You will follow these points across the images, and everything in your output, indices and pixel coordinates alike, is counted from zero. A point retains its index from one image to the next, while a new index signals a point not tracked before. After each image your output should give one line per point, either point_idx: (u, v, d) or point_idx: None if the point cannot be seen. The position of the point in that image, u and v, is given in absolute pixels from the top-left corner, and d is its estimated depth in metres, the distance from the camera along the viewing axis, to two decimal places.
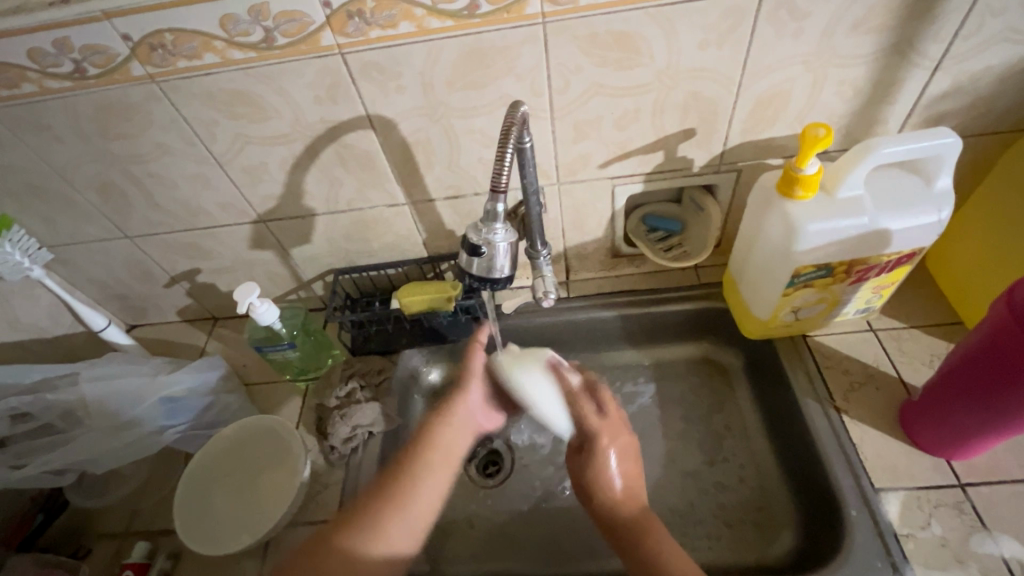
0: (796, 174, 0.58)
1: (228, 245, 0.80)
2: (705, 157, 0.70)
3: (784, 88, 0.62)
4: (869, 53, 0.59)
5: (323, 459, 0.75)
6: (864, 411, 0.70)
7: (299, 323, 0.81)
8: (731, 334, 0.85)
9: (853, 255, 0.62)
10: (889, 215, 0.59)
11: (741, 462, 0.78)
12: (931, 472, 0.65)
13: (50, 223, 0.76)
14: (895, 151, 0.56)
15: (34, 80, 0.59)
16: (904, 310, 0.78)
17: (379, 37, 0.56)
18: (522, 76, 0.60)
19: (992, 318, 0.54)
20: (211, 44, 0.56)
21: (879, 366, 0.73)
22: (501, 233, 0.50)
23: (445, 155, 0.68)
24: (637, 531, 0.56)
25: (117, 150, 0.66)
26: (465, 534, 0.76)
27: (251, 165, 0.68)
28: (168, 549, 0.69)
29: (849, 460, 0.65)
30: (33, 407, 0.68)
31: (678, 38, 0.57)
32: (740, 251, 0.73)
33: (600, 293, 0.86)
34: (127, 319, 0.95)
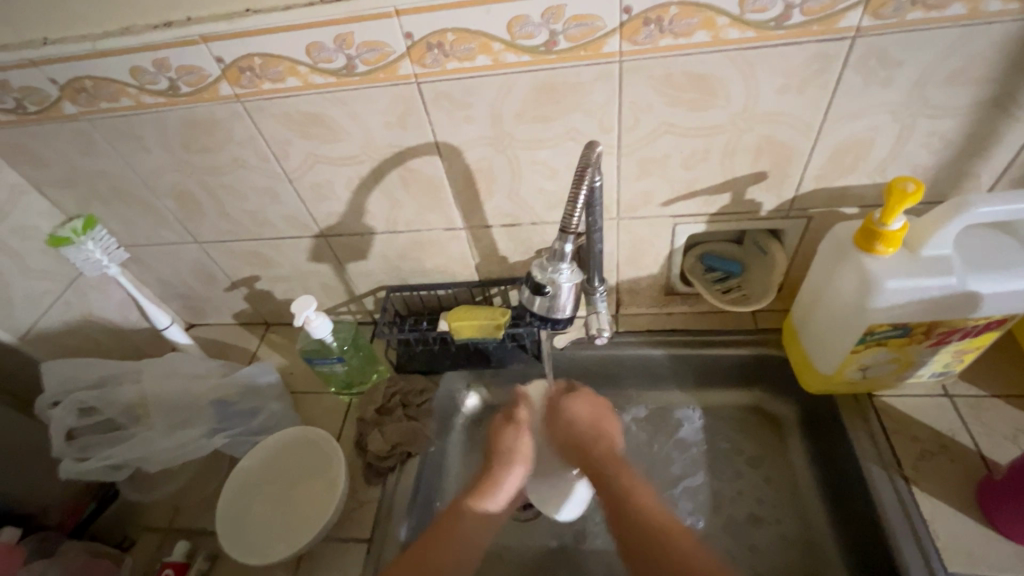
0: (879, 230, 0.55)
1: (288, 256, 0.82)
2: (775, 201, 0.68)
3: (867, 136, 0.59)
4: (965, 105, 0.56)
5: (361, 476, 0.75)
6: (935, 483, 0.65)
7: (349, 338, 0.82)
8: (787, 384, 0.80)
9: (935, 316, 0.58)
10: (980, 279, 0.55)
11: (792, 523, 0.73)
12: (1013, 561, 0.59)
13: (129, 225, 0.81)
14: (993, 211, 0.52)
15: (132, 95, 0.62)
16: (984, 376, 0.72)
17: (455, 69, 0.57)
18: (591, 112, 0.59)
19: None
20: (295, 69, 0.58)
21: (954, 436, 0.68)
22: (566, 273, 0.49)
23: (506, 183, 0.68)
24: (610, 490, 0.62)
25: (197, 162, 0.70)
26: (496, 568, 0.75)
27: (319, 183, 0.70)
28: (207, 550, 0.71)
29: (918, 538, 0.60)
30: (100, 401, 0.72)
31: (757, 82, 0.56)
32: (805, 300, 0.70)
33: (651, 330, 0.84)
34: (187, 319, 0.99)
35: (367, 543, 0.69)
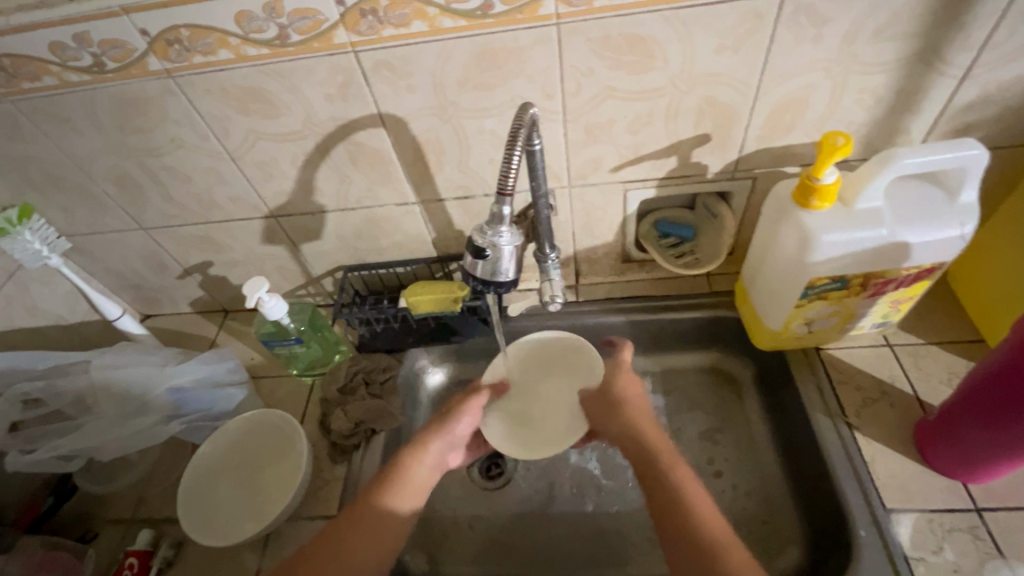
0: (813, 184, 0.57)
1: (240, 239, 0.81)
2: (720, 163, 0.69)
3: (803, 93, 0.61)
4: (893, 60, 0.57)
5: (326, 455, 0.75)
6: (875, 428, 0.68)
7: (307, 319, 0.81)
8: (741, 344, 0.83)
9: (870, 268, 0.60)
10: (909, 228, 0.57)
11: (747, 475, 0.76)
12: (945, 495, 0.63)
13: (69, 213, 0.78)
14: (917, 162, 0.54)
15: (56, 73, 0.60)
16: (922, 326, 0.76)
17: (391, 36, 0.56)
18: (533, 77, 0.59)
19: (988, 368, 0.55)
20: (225, 40, 0.56)
21: (894, 383, 0.71)
22: (506, 236, 0.49)
23: (454, 155, 0.68)
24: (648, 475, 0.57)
25: (133, 143, 0.67)
26: (465, 537, 0.76)
27: (263, 161, 0.69)
28: (171, 537, 0.70)
29: (859, 479, 0.64)
30: (45, 393, 0.70)
31: (693, 42, 0.56)
32: (752, 260, 0.71)
33: (610, 298, 0.85)
34: (142, 310, 0.96)
35: (333, 519, 0.69)
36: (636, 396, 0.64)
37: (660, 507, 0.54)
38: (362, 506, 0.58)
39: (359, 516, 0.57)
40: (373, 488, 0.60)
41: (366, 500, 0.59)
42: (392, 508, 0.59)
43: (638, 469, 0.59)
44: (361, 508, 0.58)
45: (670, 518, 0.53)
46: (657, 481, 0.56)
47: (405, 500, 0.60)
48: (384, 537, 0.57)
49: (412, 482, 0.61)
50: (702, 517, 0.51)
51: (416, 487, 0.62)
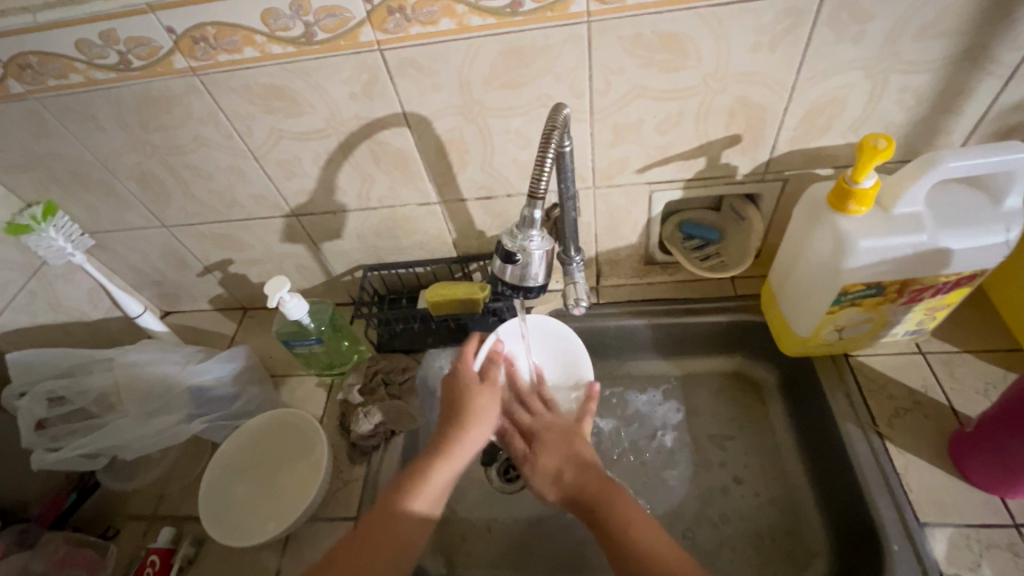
0: (850, 188, 0.55)
1: (260, 237, 0.80)
2: (750, 165, 0.67)
3: (840, 93, 0.59)
4: (937, 59, 0.55)
5: (345, 456, 0.75)
6: (908, 439, 0.66)
7: (328, 318, 0.80)
8: (766, 349, 0.81)
9: (907, 274, 0.58)
10: (950, 234, 0.55)
11: (771, 483, 0.75)
12: (982, 509, 0.61)
13: (92, 210, 0.78)
14: (962, 166, 0.52)
15: (82, 71, 0.60)
16: (956, 333, 0.73)
17: (418, 34, 0.55)
18: (562, 76, 0.58)
19: None
20: (251, 38, 0.56)
21: (927, 393, 0.69)
22: (536, 240, 0.48)
23: (478, 155, 0.67)
24: (598, 498, 0.56)
25: (156, 141, 0.67)
26: (484, 540, 0.75)
27: (286, 160, 0.68)
28: (192, 535, 0.71)
29: (892, 491, 0.62)
30: (69, 391, 0.70)
31: (728, 40, 0.55)
32: (782, 264, 0.69)
33: (632, 301, 0.84)
34: (162, 306, 0.97)
35: (352, 521, 0.69)
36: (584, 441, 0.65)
37: (611, 533, 0.52)
38: (391, 505, 0.56)
39: (388, 517, 0.56)
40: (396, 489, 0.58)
41: (384, 505, 0.57)
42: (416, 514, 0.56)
43: (586, 515, 0.56)
44: (388, 507, 0.56)
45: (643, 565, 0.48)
46: (608, 507, 0.55)
47: (422, 504, 0.57)
48: (403, 541, 0.55)
49: (431, 486, 0.58)
50: (634, 521, 0.53)
51: (434, 497, 0.58)
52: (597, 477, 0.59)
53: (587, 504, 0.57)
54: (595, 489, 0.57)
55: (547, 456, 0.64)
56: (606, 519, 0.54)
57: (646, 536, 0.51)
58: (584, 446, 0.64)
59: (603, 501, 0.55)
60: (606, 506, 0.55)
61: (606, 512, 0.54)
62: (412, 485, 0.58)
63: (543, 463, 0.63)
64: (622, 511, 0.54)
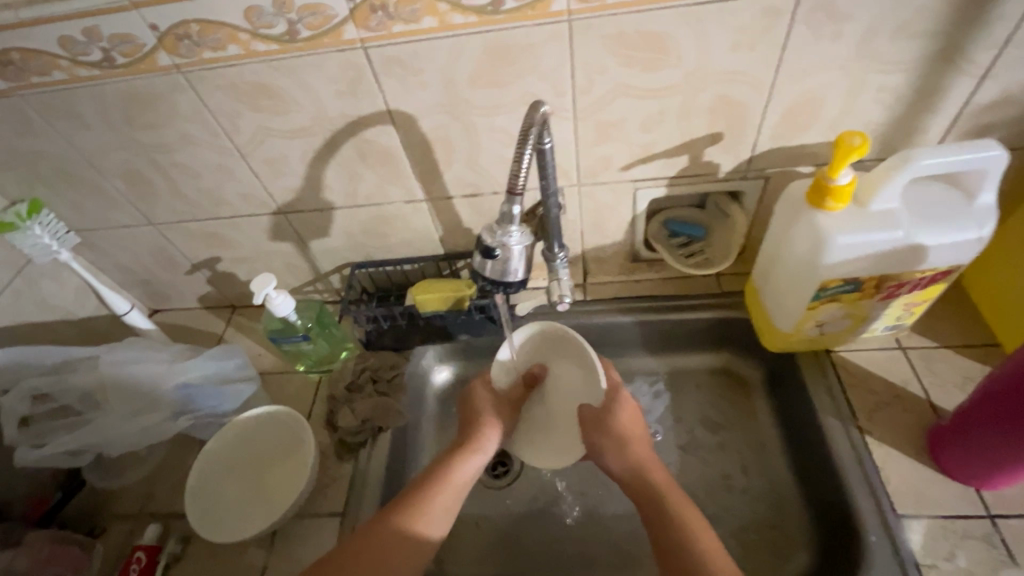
0: (828, 185, 0.56)
1: (248, 235, 0.80)
2: (732, 162, 0.68)
3: (819, 92, 0.60)
4: (912, 59, 0.56)
5: (333, 453, 0.75)
6: (887, 433, 0.67)
7: (313, 316, 0.81)
8: (751, 345, 0.82)
9: (884, 270, 0.59)
10: (925, 231, 0.56)
11: (755, 477, 0.76)
12: (957, 501, 0.62)
13: (78, 208, 0.78)
14: (935, 163, 0.53)
15: (66, 68, 0.60)
16: (936, 329, 0.75)
17: (402, 32, 0.55)
18: (545, 74, 0.59)
19: (1000, 374, 0.55)
20: (235, 36, 0.56)
21: (907, 387, 0.70)
22: (515, 236, 0.49)
23: (464, 153, 0.67)
24: (655, 497, 0.58)
25: (142, 138, 0.67)
26: (471, 535, 0.76)
27: (272, 157, 0.68)
28: (179, 532, 0.71)
29: (870, 483, 0.63)
30: (54, 388, 0.70)
31: (708, 39, 0.55)
32: (764, 261, 0.70)
33: (618, 298, 0.85)
34: (150, 305, 0.96)
35: (339, 517, 0.69)
36: (632, 417, 0.65)
37: (670, 547, 0.53)
38: (389, 521, 0.57)
39: (382, 532, 0.56)
40: (398, 505, 0.59)
41: (385, 520, 0.57)
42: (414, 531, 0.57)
43: (638, 499, 0.59)
44: (386, 523, 0.57)
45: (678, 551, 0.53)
46: (666, 512, 0.56)
47: (434, 528, 0.58)
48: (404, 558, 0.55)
49: (437, 507, 0.60)
50: (694, 534, 0.53)
51: (439, 514, 0.60)
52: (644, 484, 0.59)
53: (642, 495, 0.59)
54: (646, 484, 0.59)
55: (612, 455, 0.63)
56: (656, 521, 0.56)
57: (701, 532, 0.53)
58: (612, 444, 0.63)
59: (660, 504, 0.57)
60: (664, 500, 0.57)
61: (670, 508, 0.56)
62: (415, 508, 0.59)
63: (621, 426, 0.64)
64: (679, 505, 0.56)
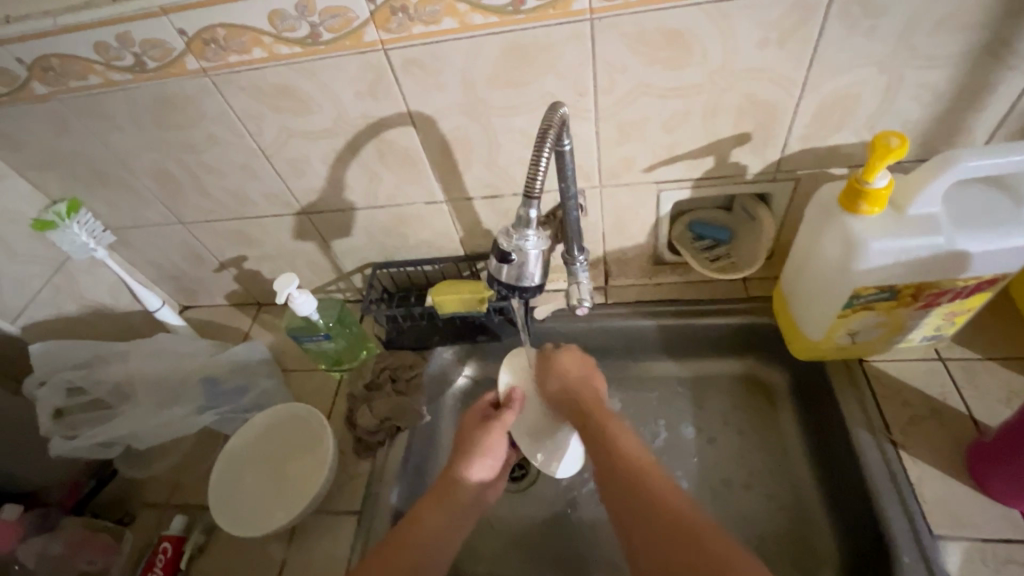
0: (862, 188, 0.53)
1: (273, 234, 0.82)
2: (761, 163, 0.65)
3: (854, 91, 0.57)
4: (956, 54, 0.53)
5: (352, 451, 0.76)
6: (924, 449, 0.64)
7: (335, 315, 0.82)
8: (779, 352, 0.79)
9: (923, 278, 0.56)
10: (969, 237, 0.53)
11: (780, 489, 0.73)
12: (1000, 523, 0.58)
13: (113, 207, 0.81)
14: (981, 165, 0.50)
15: (100, 72, 0.62)
16: (977, 339, 0.71)
17: (422, 33, 0.55)
18: (566, 74, 0.58)
19: None
20: (259, 39, 0.57)
21: (945, 401, 0.67)
22: (532, 240, 0.48)
23: (483, 153, 0.67)
24: (593, 420, 0.60)
25: (172, 140, 0.69)
26: (487, 538, 0.75)
27: (295, 158, 0.69)
28: (203, 524, 0.72)
29: (905, 502, 0.60)
30: (88, 380, 0.73)
31: (735, 37, 0.53)
32: (793, 265, 0.68)
33: (640, 301, 0.83)
34: (181, 301, 0.99)
35: (357, 515, 0.70)
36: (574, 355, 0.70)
37: (600, 453, 0.55)
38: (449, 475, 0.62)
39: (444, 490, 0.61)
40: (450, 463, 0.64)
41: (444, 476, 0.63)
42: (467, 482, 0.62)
43: (583, 433, 0.60)
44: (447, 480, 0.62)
45: (613, 464, 0.53)
46: (594, 429, 0.59)
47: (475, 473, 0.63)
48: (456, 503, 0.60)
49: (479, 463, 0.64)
50: (632, 453, 0.53)
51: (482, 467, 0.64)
52: (593, 402, 0.63)
53: (585, 421, 0.61)
54: (589, 413, 0.61)
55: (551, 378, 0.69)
56: (598, 447, 0.56)
57: (626, 445, 0.55)
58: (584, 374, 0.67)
59: (595, 427, 0.59)
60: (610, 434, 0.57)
61: (608, 436, 0.56)
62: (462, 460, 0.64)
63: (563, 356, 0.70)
64: (623, 446, 0.55)
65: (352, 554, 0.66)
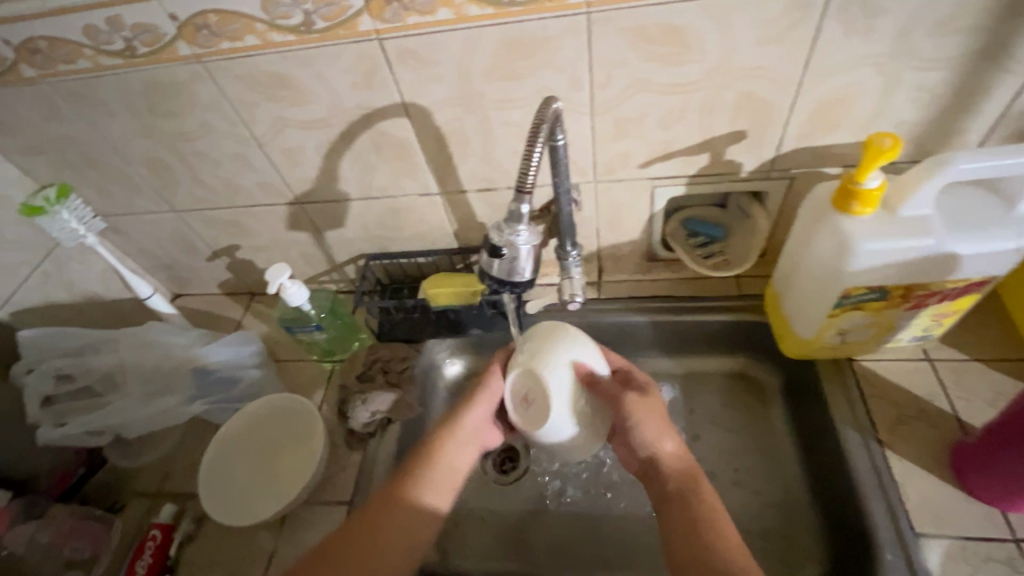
0: (854, 188, 0.53)
1: (266, 224, 0.81)
2: (756, 162, 0.65)
3: (850, 90, 0.57)
4: (952, 57, 0.53)
5: (343, 442, 0.76)
6: (909, 448, 0.65)
7: (327, 305, 0.82)
8: (770, 350, 0.80)
9: (912, 279, 0.57)
10: (959, 239, 0.53)
11: (768, 485, 0.74)
12: (981, 522, 0.59)
13: (104, 193, 0.80)
14: (973, 168, 0.50)
15: (90, 57, 0.61)
16: (965, 341, 0.71)
17: (417, 24, 0.54)
18: (563, 68, 0.57)
19: None
20: (252, 26, 0.56)
21: (932, 401, 0.67)
22: (524, 236, 0.47)
23: (479, 146, 0.66)
24: (679, 495, 0.52)
25: (164, 127, 0.68)
26: (477, 530, 0.76)
27: (289, 148, 0.69)
28: (192, 513, 0.73)
29: (889, 500, 0.61)
30: (76, 369, 0.72)
31: (733, 34, 0.53)
32: (786, 264, 0.68)
33: (634, 297, 0.83)
34: (173, 289, 0.99)
35: (347, 506, 0.70)
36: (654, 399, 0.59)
37: (683, 551, 0.48)
38: (395, 493, 0.58)
39: (388, 506, 0.57)
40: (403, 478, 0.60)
41: (393, 494, 0.58)
42: (423, 505, 0.58)
43: (664, 492, 0.54)
44: (393, 496, 0.58)
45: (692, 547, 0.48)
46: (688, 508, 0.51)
47: (434, 497, 0.59)
48: (415, 533, 0.57)
49: (434, 480, 0.60)
50: (719, 537, 0.48)
51: (443, 488, 0.60)
52: (680, 469, 0.54)
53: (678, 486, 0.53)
54: (675, 483, 0.53)
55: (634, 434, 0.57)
56: (683, 537, 0.49)
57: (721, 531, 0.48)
58: (652, 429, 0.56)
59: (684, 498, 0.52)
60: (693, 497, 0.52)
61: (692, 503, 0.51)
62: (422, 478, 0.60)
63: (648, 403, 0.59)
64: (700, 511, 0.50)
65: None
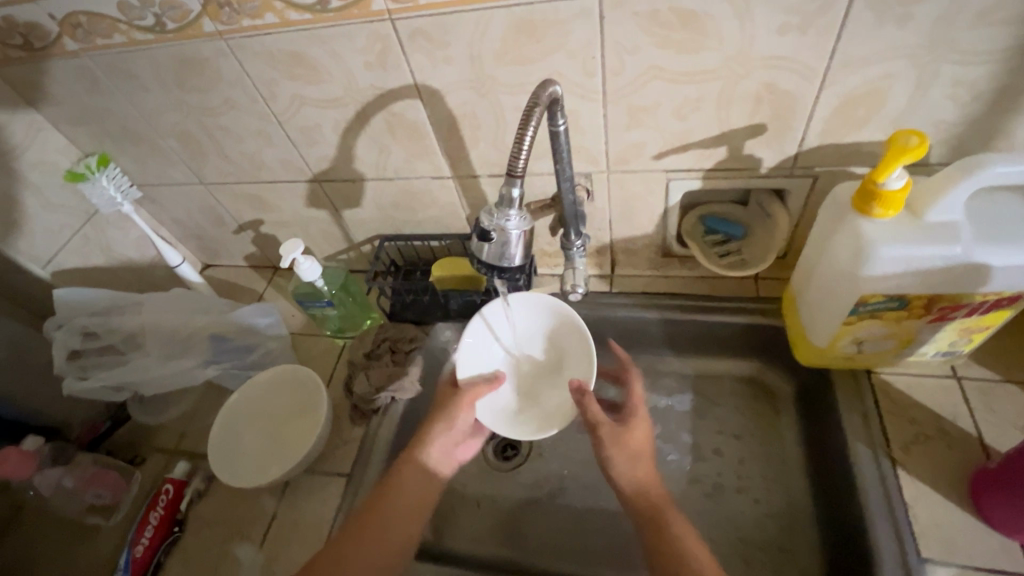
0: (874, 188, 0.50)
1: (287, 200, 0.84)
2: (777, 158, 0.62)
3: (881, 84, 0.53)
4: (997, 50, 0.49)
5: (347, 416, 0.78)
6: (924, 469, 0.61)
7: (339, 282, 0.83)
8: (786, 356, 0.76)
9: (936, 290, 0.53)
10: (991, 250, 0.49)
11: (771, 495, 0.71)
12: (995, 554, 0.55)
13: (139, 163, 0.84)
14: (1009, 173, 0.46)
15: (124, 31, 0.64)
16: (1000, 360, 0.66)
17: (428, 4, 0.54)
18: (574, 53, 0.56)
19: None
20: (271, 4, 0.57)
21: (955, 422, 0.63)
22: (514, 220, 0.47)
23: (490, 131, 0.66)
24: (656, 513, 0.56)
25: (192, 102, 0.71)
26: (472, 513, 0.77)
27: (307, 126, 0.70)
28: (204, 472, 0.77)
29: (894, 521, 0.57)
30: (101, 327, 0.77)
31: (752, 20, 0.51)
32: (803, 266, 0.65)
33: (645, 293, 0.81)
34: (203, 259, 1.03)
35: (345, 478, 0.72)
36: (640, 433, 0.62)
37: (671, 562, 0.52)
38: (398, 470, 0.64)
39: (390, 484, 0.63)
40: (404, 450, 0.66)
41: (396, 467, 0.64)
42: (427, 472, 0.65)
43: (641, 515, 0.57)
44: (394, 473, 0.63)
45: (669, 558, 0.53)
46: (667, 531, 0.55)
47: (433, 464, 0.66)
48: (419, 497, 0.63)
49: (440, 446, 0.67)
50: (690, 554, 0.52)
51: (441, 453, 0.67)
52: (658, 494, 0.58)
53: (647, 508, 0.57)
54: (656, 500, 0.57)
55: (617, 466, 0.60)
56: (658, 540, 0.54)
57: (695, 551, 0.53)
58: (633, 456, 0.60)
59: (657, 521, 0.55)
60: (668, 520, 0.55)
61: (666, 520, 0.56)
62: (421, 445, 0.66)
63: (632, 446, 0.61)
64: (675, 524, 0.55)
65: (337, 514, 0.69)
